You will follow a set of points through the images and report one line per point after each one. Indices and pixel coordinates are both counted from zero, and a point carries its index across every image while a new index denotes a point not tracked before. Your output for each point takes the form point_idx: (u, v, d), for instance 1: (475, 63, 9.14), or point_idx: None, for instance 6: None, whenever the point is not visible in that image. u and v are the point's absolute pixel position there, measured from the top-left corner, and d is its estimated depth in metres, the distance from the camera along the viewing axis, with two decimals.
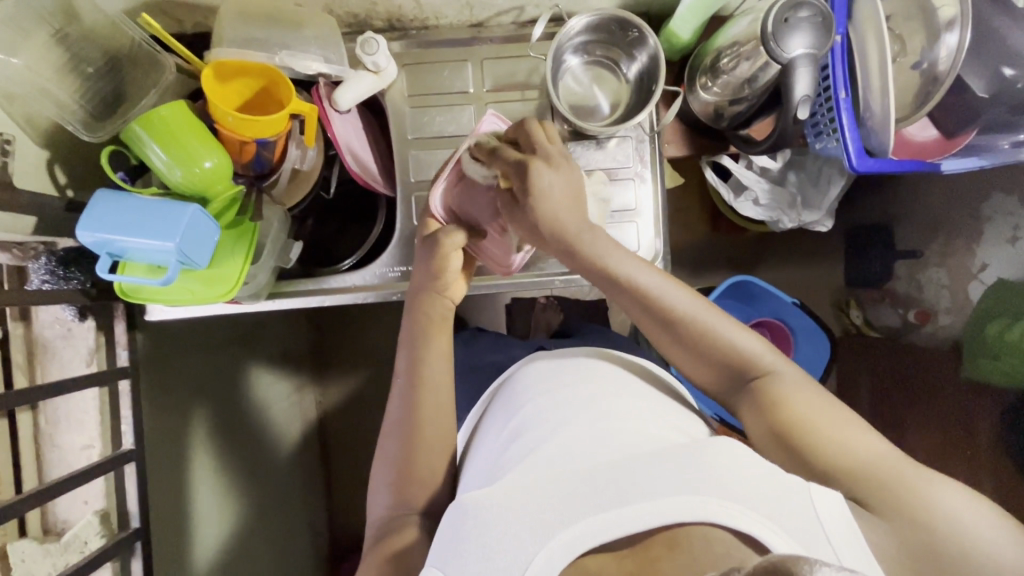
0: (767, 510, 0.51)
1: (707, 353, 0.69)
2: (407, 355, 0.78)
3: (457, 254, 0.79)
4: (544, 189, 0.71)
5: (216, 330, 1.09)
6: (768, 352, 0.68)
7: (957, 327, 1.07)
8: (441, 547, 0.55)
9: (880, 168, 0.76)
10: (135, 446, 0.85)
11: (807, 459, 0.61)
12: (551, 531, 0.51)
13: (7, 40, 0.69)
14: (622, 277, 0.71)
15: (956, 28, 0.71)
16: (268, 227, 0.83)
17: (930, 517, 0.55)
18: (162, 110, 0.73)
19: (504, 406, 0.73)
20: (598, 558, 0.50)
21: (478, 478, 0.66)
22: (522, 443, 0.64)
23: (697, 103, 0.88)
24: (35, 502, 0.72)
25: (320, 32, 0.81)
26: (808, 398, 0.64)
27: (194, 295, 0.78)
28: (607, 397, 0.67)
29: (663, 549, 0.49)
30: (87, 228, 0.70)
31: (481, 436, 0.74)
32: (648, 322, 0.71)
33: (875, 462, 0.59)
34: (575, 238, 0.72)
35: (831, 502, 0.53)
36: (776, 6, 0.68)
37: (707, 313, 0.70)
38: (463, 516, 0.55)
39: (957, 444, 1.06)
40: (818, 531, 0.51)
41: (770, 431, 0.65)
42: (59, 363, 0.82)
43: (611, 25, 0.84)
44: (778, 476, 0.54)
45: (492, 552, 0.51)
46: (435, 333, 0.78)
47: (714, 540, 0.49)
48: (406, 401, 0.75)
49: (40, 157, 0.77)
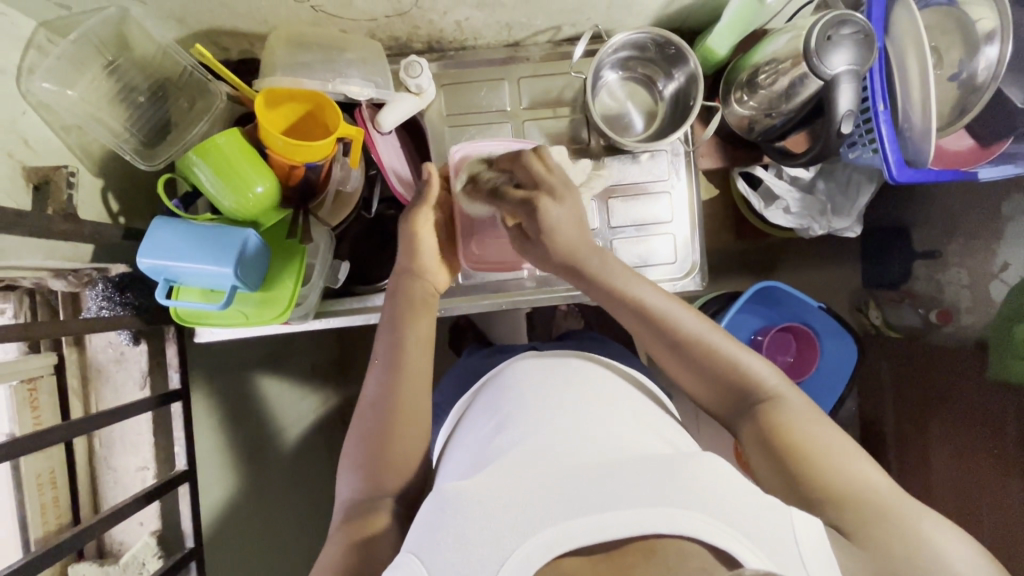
0: (745, 526, 0.49)
1: (711, 373, 0.70)
2: (387, 339, 0.74)
3: (427, 231, 0.79)
4: (553, 227, 0.71)
5: (260, 347, 1.09)
6: (774, 377, 0.69)
7: (980, 326, 1.05)
8: (417, 533, 0.53)
9: (921, 178, 0.78)
10: (188, 468, 0.87)
11: (801, 485, 0.61)
12: (530, 529, 0.49)
13: (65, 74, 0.71)
14: (628, 296, 0.72)
15: (995, 41, 0.76)
16: (316, 249, 0.86)
17: (904, 545, 0.55)
18: (219, 138, 0.74)
19: (489, 404, 0.71)
20: (573, 561, 0.48)
21: (456, 472, 0.63)
22: (510, 435, 0.62)
23: (732, 116, 0.91)
24: (101, 527, 0.74)
25: (362, 55, 0.83)
26: (813, 425, 0.65)
27: (247, 319, 0.81)
28: (591, 402, 0.66)
29: (639, 558, 0.47)
30: (147, 255, 0.72)
31: (462, 434, 0.71)
32: (653, 338, 0.72)
33: (857, 494, 0.59)
34: (582, 262, 0.73)
35: (810, 527, 0.52)
36: (820, 23, 0.71)
37: (712, 333, 0.71)
38: (443, 504, 0.53)
39: (983, 443, 1.03)
40: (794, 555, 0.50)
41: (769, 454, 0.65)
42: (113, 387, 0.84)
43: (650, 43, 0.86)
44: (759, 492, 0.54)
45: (465, 544, 0.50)
46: (418, 314, 0.76)
47: (687, 555, 0.47)
48: (382, 384, 0.72)
49: (96, 185, 0.79)
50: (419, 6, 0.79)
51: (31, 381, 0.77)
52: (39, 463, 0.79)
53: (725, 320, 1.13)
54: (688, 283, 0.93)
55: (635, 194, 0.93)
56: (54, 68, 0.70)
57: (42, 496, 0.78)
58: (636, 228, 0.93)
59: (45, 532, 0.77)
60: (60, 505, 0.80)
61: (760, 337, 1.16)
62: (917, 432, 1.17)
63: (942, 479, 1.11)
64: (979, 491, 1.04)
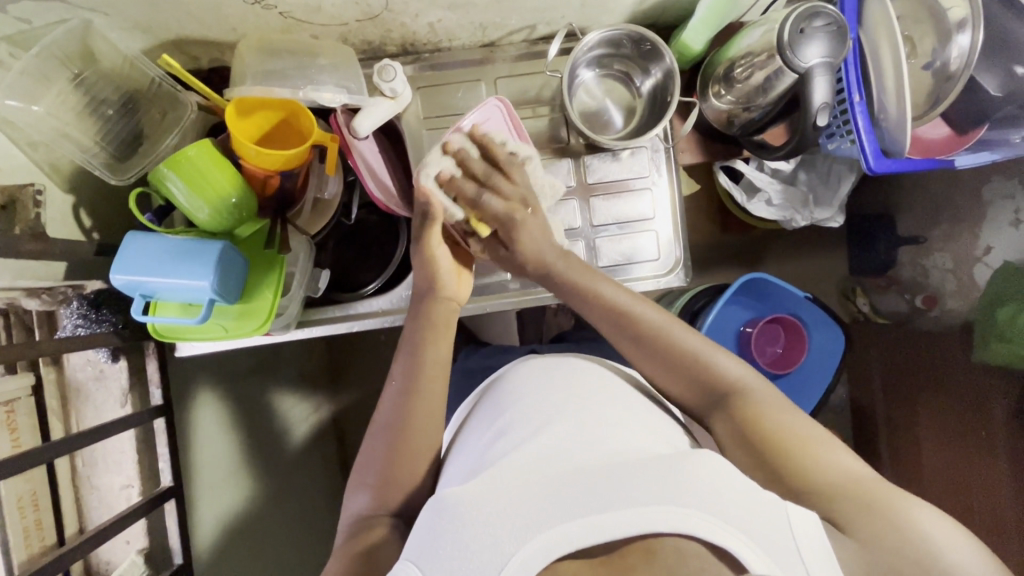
0: (744, 521, 0.49)
1: (676, 365, 0.70)
2: (405, 359, 0.73)
3: (440, 250, 0.78)
4: (526, 239, 0.78)
5: (245, 357, 1.07)
6: (740, 369, 0.69)
7: (963, 310, 1.07)
8: (417, 542, 0.52)
9: (897, 168, 0.79)
10: (173, 485, 0.87)
11: (785, 477, 0.61)
12: (526, 533, 0.49)
13: (28, 89, 0.68)
14: (591, 291, 0.75)
15: (967, 29, 0.76)
16: (295, 259, 0.85)
17: (900, 533, 0.54)
18: (190, 150, 0.71)
19: (491, 408, 0.69)
20: (573, 564, 0.48)
21: (459, 476, 0.63)
22: (508, 440, 0.61)
23: (711, 110, 0.90)
24: (87, 546, 0.73)
25: (334, 61, 0.82)
26: (782, 415, 0.64)
27: (226, 331, 0.80)
28: (588, 401, 0.65)
29: (638, 559, 0.48)
30: (120, 271, 0.71)
31: (465, 437, 0.70)
32: (618, 335, 0.73)
33: (844, 486, 0.59)
34: (549, 266, 0.78)
35: (807, 518, 0.52)
36: (792, 18, 0.71)
37: (674, 327, 0.71)
38: (442, 510, 0.53)
39: (972, 426, 1.04)
40: (792, 546, 0.50)
41: (745, 446, 0.64)
42: (93, 406, 0.84)
43: (626, 40, 0.85)
44: (756, 491, 0.53)
45: (466, 553, 0.49)
46: (437, 339, 0.74)
47: (686, 552, 0.48)
48: (396, 404, 0.70)
49: (66, 203, 0.79)
50: (391, 10, 0.78)
51: (8, 404, 0.75)
52: (18, 486, 0.76)
53: (713, 313, 1.12)
54: (672, 280, 0.93)
55: (616, 192, 0.93)
56: (16, 84, 0.67)
57: (24, 520, 0.76)
58: (619, 227, 0.93)
59: (30, 555, 0.75)
60: (44, 527, 0.78)
61: (748, 329, 1.16)
62: (908, 419, 1.17)
63: (932, 462, 1.12)
64: (968, 474, 1.04)
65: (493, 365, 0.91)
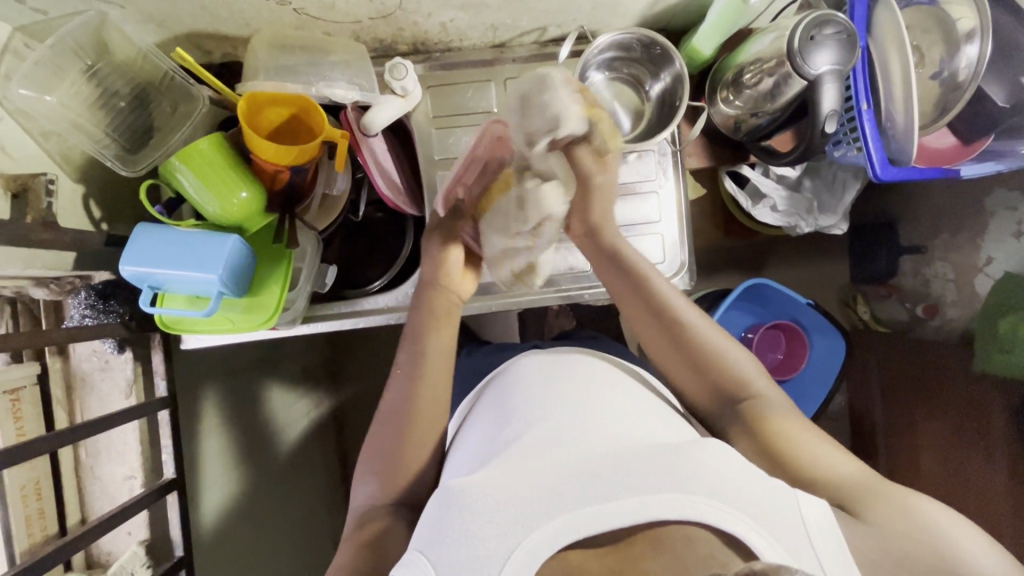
0: (755, 512, 0.50)
1: (700, 366, 0.70)
2: (407, 351, 0.74)
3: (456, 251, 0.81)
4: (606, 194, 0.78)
5: (250, 350, 1.07)
6: (760, 378, 0.70)
7: (964, 321, 1.08)
8: (425, 533, 0.53)
9: (900, 177, 0.80)
10: (176, 476, 0.87)
11: (791, 469, 0.62)
12: (534, 521, 0.50)
13: (44, 79, 0.69)
14: (633, 269, 0.76)
15: (976, 39, 0.77)
16: (303, 254, 0.85)
17: (912, 526, 0.54)
18: (201, 143, 0.73)
19: (496, 398, 0.70)
20: (582, 553, 0.49)
21: (465, 466, 0.63)
22: (511, 429, 0.61)
23: (719, 116, 0.91)
24: (90, 536, 0.73)
25: (346, 58, 0.82)
26: (790, 423, 0.65)
27: (233, 324, 0.80)
28: (597, 394, 0.64)
29: (646, 549, 0.48)
30: (130, 262, 0.71)
31: (468, 430, 0.70)
32: (649, 321, 0.73)
33: (852, 479, 0.60)
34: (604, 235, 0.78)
35: (816, 506, 0.52)
36: (802, 24, 0.72)
37: (704, 325, 0.72)
38: (451, 499, 0.53)
39: (973, 434, 1.03)
40: (802, 536, 0.50)
41: (756, 449, 0.65)
42: (99, 396, 0.85)
43: (636, 43, 0.86)
44: (769, 482, 0.53)
45: (475, 541, 0.50)
46: (444, 324, 0.76)
47: (696, 541, 0.48)
48: (398, 395, 0.71)
49: (77, 193, 0.79)
50: (403, 9, 0.79)
51: (12, 392, 0.78)
52: (22, 474, 0.79)
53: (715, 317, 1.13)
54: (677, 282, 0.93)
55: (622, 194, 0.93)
56: (31, 74, 0.68)
57: (27, 508, 0.78)
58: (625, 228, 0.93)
59: (32, 544, 0.78)
60: (46, 517, 0.80)
61: (750, 334, 1.17)
62: (911, 425, 1.16)
63: (931, 469, 1.12)
64: (965, 483, 1.04)
65: (497, 362, 0.91)
